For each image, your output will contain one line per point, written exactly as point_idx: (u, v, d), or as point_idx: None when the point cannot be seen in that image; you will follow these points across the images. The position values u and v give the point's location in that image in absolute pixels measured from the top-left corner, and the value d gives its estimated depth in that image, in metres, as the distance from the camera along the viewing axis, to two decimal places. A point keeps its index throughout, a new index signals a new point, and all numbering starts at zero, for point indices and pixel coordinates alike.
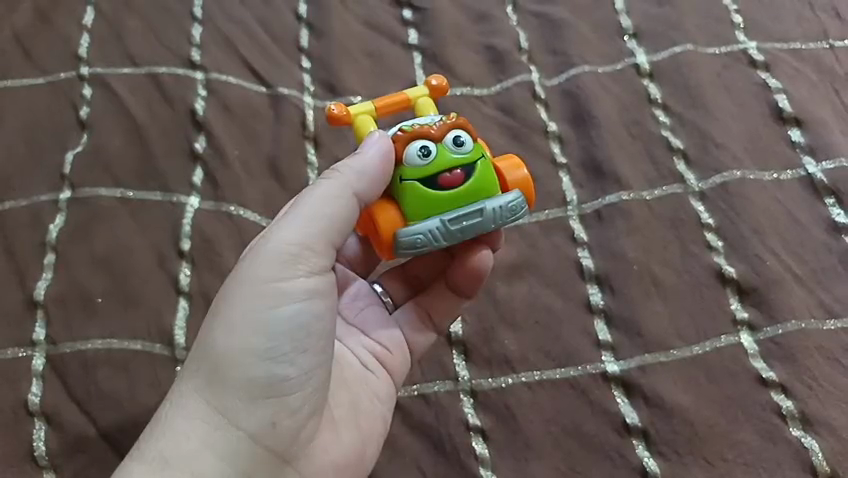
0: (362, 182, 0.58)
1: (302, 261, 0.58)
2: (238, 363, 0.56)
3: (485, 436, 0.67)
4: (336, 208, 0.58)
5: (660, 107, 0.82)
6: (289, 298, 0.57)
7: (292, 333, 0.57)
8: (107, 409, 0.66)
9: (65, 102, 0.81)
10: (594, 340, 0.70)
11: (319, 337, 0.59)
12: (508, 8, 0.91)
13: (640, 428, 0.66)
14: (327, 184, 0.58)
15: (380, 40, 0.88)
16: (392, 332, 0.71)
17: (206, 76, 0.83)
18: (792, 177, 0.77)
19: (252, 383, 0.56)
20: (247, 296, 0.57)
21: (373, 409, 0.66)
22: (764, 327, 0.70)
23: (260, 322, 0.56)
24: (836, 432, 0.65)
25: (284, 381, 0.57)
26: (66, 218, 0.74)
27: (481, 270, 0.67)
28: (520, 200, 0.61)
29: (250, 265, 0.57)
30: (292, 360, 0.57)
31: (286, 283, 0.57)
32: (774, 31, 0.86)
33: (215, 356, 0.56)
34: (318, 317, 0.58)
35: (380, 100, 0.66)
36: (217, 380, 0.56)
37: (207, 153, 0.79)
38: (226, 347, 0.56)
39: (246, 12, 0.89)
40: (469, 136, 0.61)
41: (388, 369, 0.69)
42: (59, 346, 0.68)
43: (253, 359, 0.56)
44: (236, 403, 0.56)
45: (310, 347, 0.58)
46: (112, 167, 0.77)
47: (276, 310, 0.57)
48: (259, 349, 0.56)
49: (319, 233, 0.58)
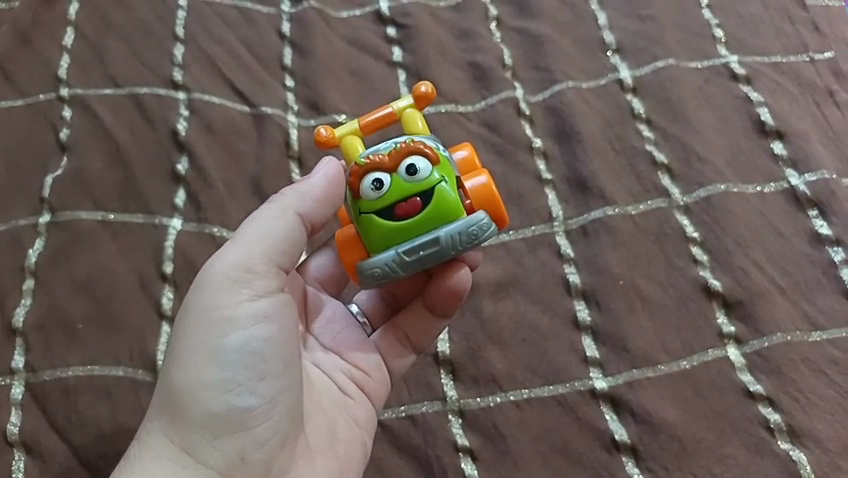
0: (306, 205, 0.60)
1: (251, 287, 0.58)
2: (196, 399, 0.56)
3: (473, 456, 0.66)
4: (282, 232, 0.59)
5: (643, 122, 0.82)
6: (241, 326, 0.57)
7: (249, 361, 0.57)
8: (89, 436, 0.65)
9: (45, 125, 0.81)
10: (581, 357, 0.70)
11: (277, 362, 0.58)
12: (491, 24, 0.91)
13: (628, 445, 0.66)
14: (270, 211, 0.59)
15: (363, 58, 0.88)
16: (370, 354, 0.70)
17: (187, 96, 0.83)
18: (774, 189, 0.77)
19: (213, 417, 0.56)
20: (196, 330, 0.57)
21: (352, 435, 0.65)
22: (750, 341, 0.70)
23: (211, 354, 0.57)
24: (822, 445, 0.65)
25: (246, 411, 0.57)
26: (46, 243, 0.74)
27: (459, 289, 0.65)
28: (482, 223, 0.58)
29: (198, 298, 0.58)
30: (251, 389, 0.57)
31: (237, 312, 0.57)
32: (755, 45, 0.87)
33: (174, 395, 0.57)
34: (271, 341, 0.58)
35: (365, 118, 0.65)
36: (178, 418, 0.56)
37: (190, 174, 0.78)
38: (184, 383, 0.56)
39: (228, 30, 0.89)
40: (424, 161, 0.59)
41: (367, 393, 0.68)
42: (39, 374, 0.68)
43: (211, 393, 0.56)
44: (200, 439, 0.56)
45: (267, 373, 0.58)
46: (92, 189, 0.77)
47: (228, 340, 0.57)
48: (216, 381, 0.57)
49: (266, 258, 0.59)
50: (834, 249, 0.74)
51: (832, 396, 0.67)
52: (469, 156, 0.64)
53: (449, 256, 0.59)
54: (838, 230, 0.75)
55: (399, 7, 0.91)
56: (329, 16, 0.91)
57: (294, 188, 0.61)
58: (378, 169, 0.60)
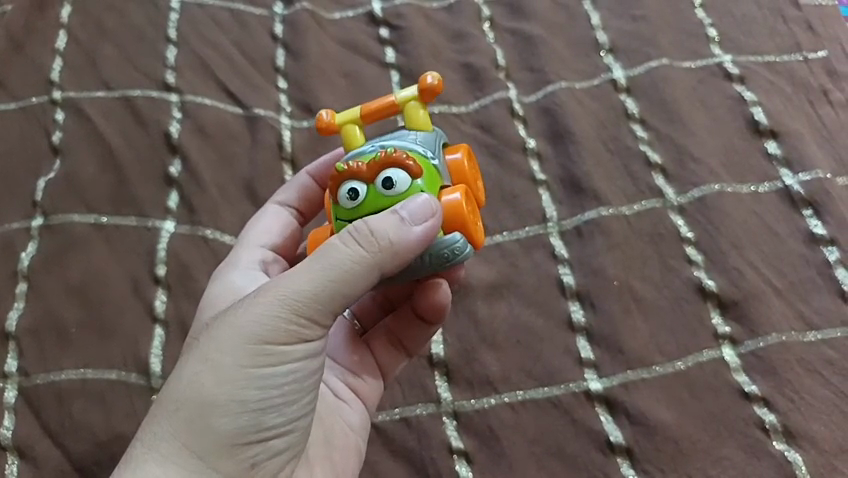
0: (392, 259, 0.51)
1: (310, 322, 0.51)
2: (226, 411, 0.50)
3: (468, 459, 0.66)
4: (357, 275, 0.51)
5: (637, 122, 0.82)
6: (292, 351, 0.52)
7: (289, 387, 0.53)
8: (82, 441, 0.65)
9: (38, 128, 0.80)
10: (576, 358, 0.70)
11: (308, 389, 0.55)
12: (484, 25, 0.90)
13: (623, 446, 0.66)
14: (350, 244, 0.51)
15: (356, 59, 0.87)
16: (363, 358, 0.69)
17: (180, 98, 0.83)
18: (769, 189, 0.77)
19: (236, 432, 0.51)
20: (240, 345, 0.50)
21: (348, 440, 0.64)
22: (745, 341, 0.69)
23: (257, 374, 0.51)
24: (818, 445, 0.65)
25: (269, 432, 0.53)
26: (39, 247, 0.74)
27: (441, 304, 0.63)
28: (455, 247, 0.54)
29: (249, 315, 0.51)
30: (280, 412, 0.53)
31: (292, 339, 0.51)
32: (748, 45, 0.87)
33: (201, 401, 0.50)
34: (312, 373, 0.54)
35: (367, 106, 0.62)
36: (199, 424, 0.50)
37: (183, 177, 0.78)
38: (217, 394, 0.50)
39: (221, 33, 0.88)
40: (405, 176, 0.54)
41: (360, 396, 0.67)
42: (32, 378, 0.67)
43: (248, 410, 0.51)
44: (217, 449, 0.50)
45: (299, 400, 0.54)
46: (85, 193, 0.76)
47: (277, 363, 0.51)
48: (255, 399, 0.51)
49: (329, 298, 0.51)
50: (828, 249, 0.74)
51: (828, 396, 0.67)
52: (462, 161, 0.60)
53: (420, 274, 0.56)
54: (832, 230, 0.74)
55: (392, 8, 0.91)
56: (322, 18, 0.90)
57: (393, 225, 0.51)
58: (356, 176, 0.54)
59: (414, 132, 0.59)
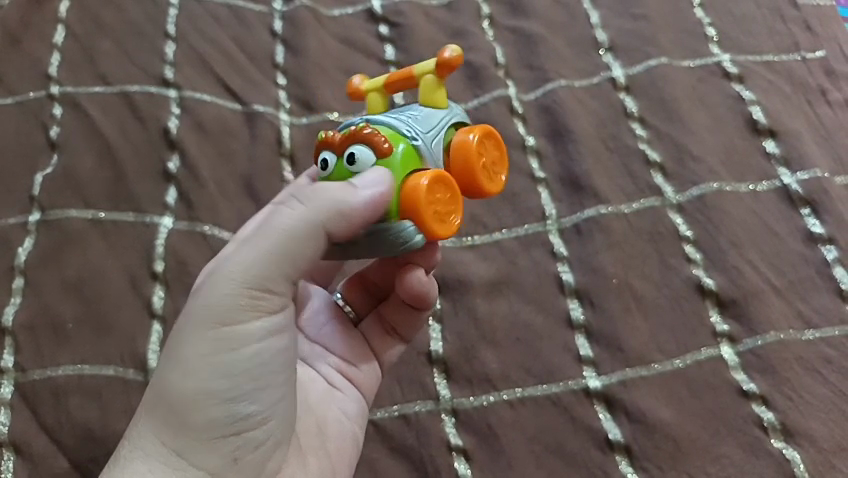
0: (336, 218, 0.50)
1: (264, 299, 0.51)
2: (196, 405, 0.51)
3: (467, 456, 0.66)
4: (305, 243, 0.50)
5: (636, 120, 0.82)
6: (252, 331, 0.52)
7: (255, 370, 0.52)
8: (79, 438, 0.65)
9: (35, 123, 0.80)
10: (575, 356, 0.70)
11: (280, 371, 0.54)
12: (484, 23, 0.90)
13: (622, 444, 0.66)
14: (290, 212, 0.50)
15: (355, 57, 0.87)
16: (357, 346, 0.69)
17: (179, 94, 0.82)
18: (767, 188, 0.77)
19: (211, 424, 0.51)
20: (197, 336, 0.51)
21: (343, 430, 0.64)
22: (743, 339, 0.69)
23: (218, 362, 0.51)
24: (817, 444, 0.65)
25: (246, 420, 0.52)
26: (36, 242, 0.73)
27: (425, 295, 0.64)
28: (403, 231, 0.52)
29: (199, 303, 0.51)
30: (253, 397, 0.53)
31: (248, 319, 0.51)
32: (747, 44, 0.87)
33: (170, 397, 0.51)
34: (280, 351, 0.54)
35: (393, 75, 0.60)
36: (172, 421, 0.51)
37: (181, 173, 0.77)
38: (183, 387, 0.51)
39: (219, 28, 0.88)
40: (369, 153, 0.52)
41: (356, 383, 0.67)
42: (28, 374, 0.67)
43: (216, 399, 0.51)
44: (194, 443, 0.51)
45: (272, 382, 0.54)
46: (82, 188, 0.76)
47: (237, 346, 0.51)
48: (222, 387, 0.51)
49: (277, 269, 0.51)
50: (827, 248, 0.74)
51: (826, 394, 0.67)
52: (465, 139, 0.56)
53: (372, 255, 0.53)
54: (831, 229, 0.75)
55: (392, 6, 0.90)
56: (321, 15, 0.90)
57: (338, 187, 0.50)
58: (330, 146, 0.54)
59: (416, 110, 0.56)
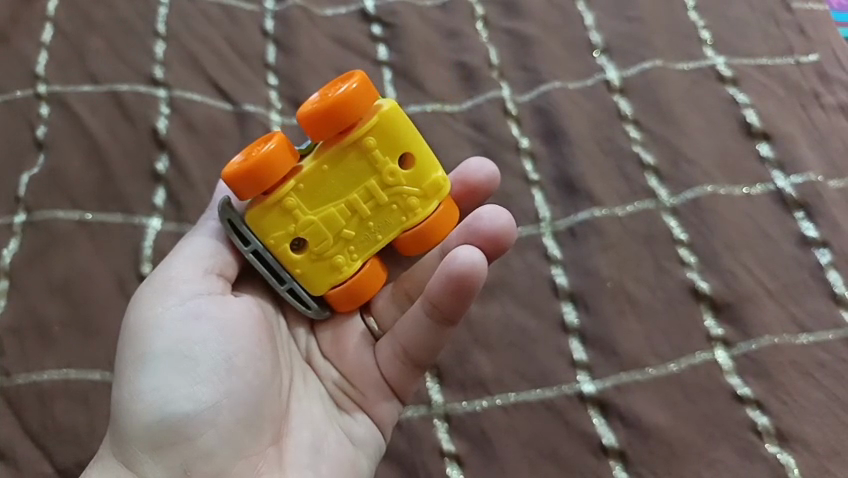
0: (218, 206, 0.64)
1: (175, 291, 0.59)
2: (135, 411, 0.55)
3: (460, 462, 0.65)
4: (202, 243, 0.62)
5: (630, 123, 0.82)
6: (169, 327, 0.58)
7: (180, 362, 0.56)
8: (64, 443, 0.64)
9: (22, 122, 0.79)
10: (569, 360, 0.69)
11: (213, 361, 0.57)
12: (478, 24, 0.90)
13: (616, 449, 0.65)
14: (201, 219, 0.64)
15: (348, 57, 0.86)
16: (366, 368, 0.65)
17: (168, 94, 0.81)
18: (761, 191, 0.77)
19: (151, 428, 0.55)
20: (130, 343, 0.58)
21: (338, 450, 0.61)
22: (738, 343, 0.69)
23: (143, 361, 0.56)
24: (810, 448, 0.65)
25: (183, 417, 0.55)
26: (21, 243, 0.72)
27: (472, 278, 0.58)
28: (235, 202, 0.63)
29: (129, 315, 0.59)
30: (188, 394, 0.56)
31: (161, 314, 0.58)
32: (740, 47, 0.87)
33: (116, 412, 0.56)
34: (206, 342, 0.57)
35: None
36: (119, 433, 0.56)
37: (170, 174, 0.76)
38: (121, 397, 0.56)
39: (210, 27, 0.87)
40: None
41: (366, 410, 0.64)
42: (13, 377, 0.66)
43: (147, 400, 0.55)
44: (139, 453, 0.55)
45: (206, 377, 0.56)
46: (69, 189, 0.75)
47: (154, 341, 0.57)
48: (151, 390, 0.56)
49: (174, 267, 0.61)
50: (820, 251, 0.74)
51: (820, 399, 0.67)
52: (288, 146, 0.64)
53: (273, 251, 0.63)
54: (825, 233, 0.74)
55: (385, 6, 0.89)
56: (314, 14, 0.89)
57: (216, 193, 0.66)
58: None
59: None
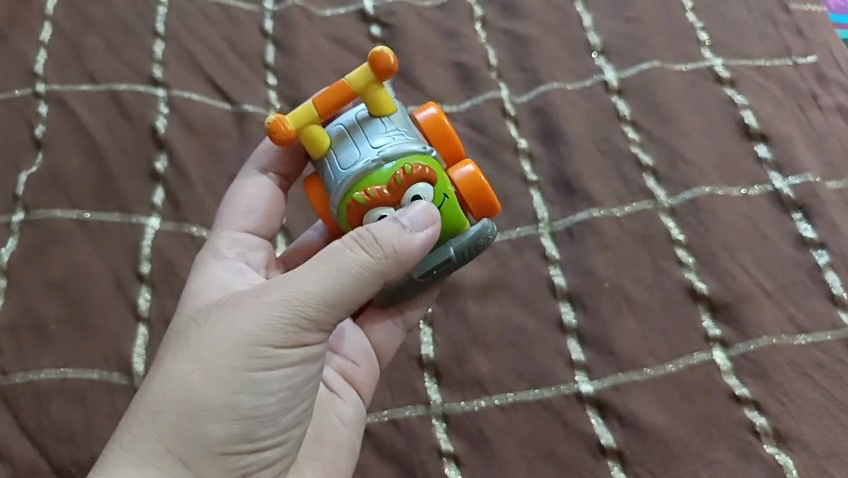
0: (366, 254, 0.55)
1: (301, 308, 0.52)
2: (219, 422, 0.51)
3: (458, 462, 0.65)
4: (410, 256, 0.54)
5: (628, 124, 0.82)
6: (291, 356, 0.53)
7: (284, 392, 0.53)
8: (61, 442, 0.63)
9: (20, 121, 0.78)
10: (567, 360, 0.69)
11: (302, 395, 0.56)
12: (476, 24, 0.90)
13: (615, 449, 0.65)
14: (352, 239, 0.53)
15: (346, 57, 0.87)
16: (355, 340, 0.67)
17: (167, 94, 0.81)
18: (759, 191, 0.77)
19: (226, 442, 0.51)
20: (239, 350, 0.51)
21: (339, 436, 0.62)
22: (736, 343, 0.69)
23: (251, 381, 0.52)
24: (809, 449, 0.65)
25: (256, 441, 0.53)
26: (19, 242, 0.72)
27: None
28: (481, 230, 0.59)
29: (245, 315, 0.52)
30: (275, 421, 0.54)
31: (275, 328, 0.52)
32: (739, 48, 0.87)
33: (188, 408, 0.50)
34: (308, 377, 0.55)
35: (324, 96, 0.58)
36: (185, 430, 0.50)
37: (168, 173, 0.76)
38: (205, 401, 0.50)
39: (209, 27, 0.87)
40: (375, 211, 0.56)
41: (355, 385, 0.66)
42: (10, 376, 0.66)
43: (234, 418, 0.51)
44: (204, 459, 0.51)
45: (294, 406, 0.55)
46: (67, 188, 0.75)
47: (271, 367, 0.52)
48: (249, 409, 0.52)
49: (343, 301, 0.53)
50: (818, 252, 0.74)
51: (818, 399, 0.67)
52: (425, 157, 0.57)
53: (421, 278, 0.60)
54: (823, 233, 0.75)
55: (384, 6, 0.90)
56: (313, 15, 0.89)
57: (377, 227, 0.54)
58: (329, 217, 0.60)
59: (379, 133, 0.58)
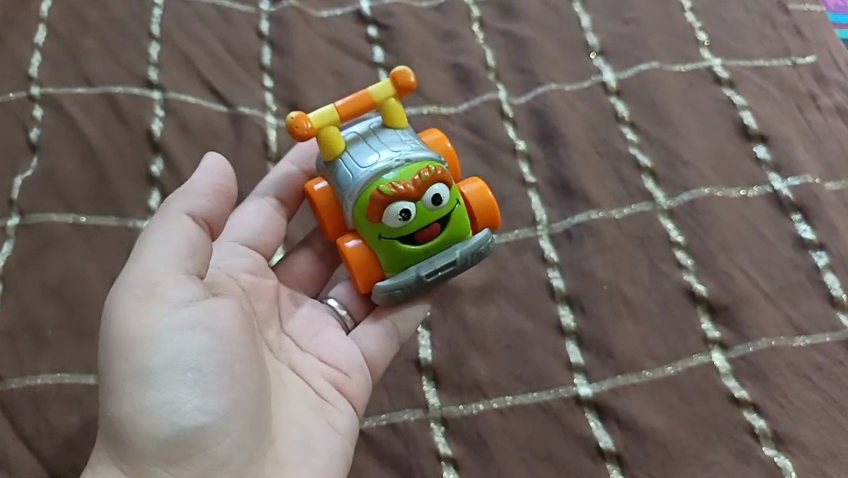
0: (195, 203, 0.60)
1: (163, 298, 0.56)
2: (140, 425, 0.53)
3: (456, 465, 0.65)
4: (182, 231, 0.58)
5: (626, 125, 0.82)
6: (166, 334, 0.55)
7: (187, 375, 0.54)
8: (59, 447, 0.63)
9: (15, 124, 0.78)
10: (566, 362, 0.69)
11: (220, 371, 0.56)
12: (474, 25, 0.90)
13: (614, 452, 0.65)
14: (167, 211, 0.59)
15: (343, 58, 0.86)
16: (350, 353, 0.67)
17: (163, 96, 0.81)
18: (757, 193, 0.77)
19: (163, 442, 0.53)
20: (118, 353, 0.54)
21: (328, 441, 0.62)
22: (735, 345, 0.69)
23: (142, 376, 0.54)
24: (808, 451, 0.64)
25: (197, 431, 0.53)
26: (14, 246, 0.71)
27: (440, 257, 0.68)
28: (486, 237, 0.63)
29: (111, 322, 0.55)
30: (199, 406, 0.54)
31: (154, 322, 0.55)
32: (737, 48, 0.87)
33: (116, 429, 0.53)
34: (208, 350, 0.56)
35: (347, 102, 0.62)
36: (122, 448, 0.53)
37: (165, 176, 0.76)
38: (121, 415, 0.53)
39: (205, 29, 0.86)
40: (394, 204, 0.59)
41: (347, 395, 0.65)
42: (6, 381, 0.65)
43: (156, 416, 0.53)
44: (155, 468, 0.53)
45: (214, 386, 0.55)
46: (63, 191, 0.74)
47: (152, 355, 0.54)
48: (160, 403, 0.53)
49: (167, 263, 0.57)
50: (817, 253, 0.74)
51: (817, 401, 0.66)
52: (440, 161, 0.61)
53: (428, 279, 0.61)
54: (822, 235, 0.74)
55: (381, 7, 0.89)
56: (310, 16, 0.89)
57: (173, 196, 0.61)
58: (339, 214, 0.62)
59: (393, 138, 0.62)
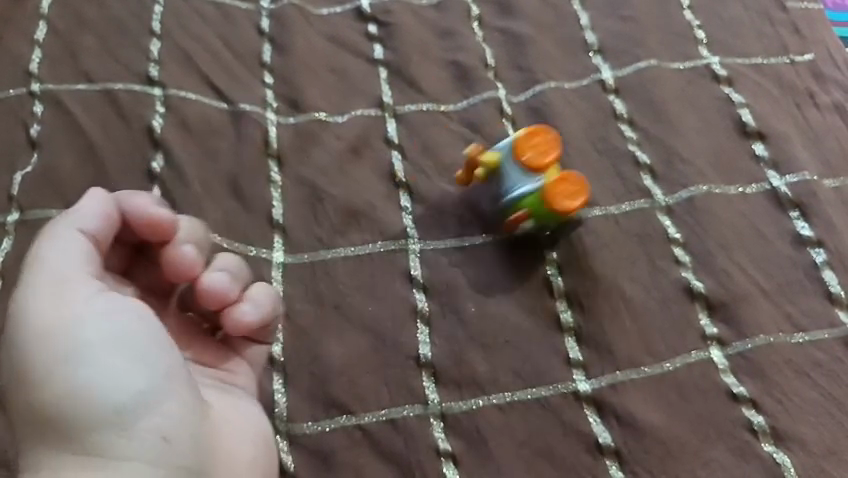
0: (84, 220, 0.62)
1: (66, 294, 0.59)
2: (70, 407, 0.56)
3: (455, 461, 0.65)
4: (71, 245, 0.61)
5: (625, 122, 0.82)
6: (76, 324, 0.58)
7: (106, 354, 0.58)
8: None
9: (15, 121, 0.78)
10: (565, 359, 0.69)
11: (137, 345, 0.59)
12: (473, 23, 0.90)
13: (612, 448, 0.65)
14: (54, 231, 0.62)
15: (343, 56, 0.86)
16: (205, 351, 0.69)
17: (163, 93, 0.81)
18: (756, 190, 0.77)
19: (96, 415, 0.56)
20: (30, 352, 0.57)
21: (244, 413, 0.65)
22: (732, 342, 0.69)
23: (58, 367, 0.56)
24: (806, 448, 0.65)
25: (127, 401, 0.57)
26: (14, 243, 0.71)
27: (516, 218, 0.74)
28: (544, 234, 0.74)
29: (19, 331, 0.58)
30: (123, 379, 0.57)
31: (68, 314, 0.58)
32: (735, 46, 0.87)
33: (46, 416, 0.56)
34: (121, 329, 0.59)
35: None
36: (58, 433, 0.56)
37: (165, 173, 0.76)
38: (45, 404, 0.56)
39: (205, 26, 0.87)
40: None
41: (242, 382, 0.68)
42: None
43: (81, 395, 0.56)
44: (93, 440, 0.56)
45: (133, 361, 0.58)
46: (63, 188, 0.74)
47: (64, 344, 0.57)
48: (84, 382, 0.56)
49: (67, 268, 0.60)
50: (815, 251, 0.74)
51: (816, 398, 0.67)
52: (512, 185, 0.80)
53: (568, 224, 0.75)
54: (820, 232, 0.75)
55: (380, 5, 0.90)
56: (309, 13, 0.89)
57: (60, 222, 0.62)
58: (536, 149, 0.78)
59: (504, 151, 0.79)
